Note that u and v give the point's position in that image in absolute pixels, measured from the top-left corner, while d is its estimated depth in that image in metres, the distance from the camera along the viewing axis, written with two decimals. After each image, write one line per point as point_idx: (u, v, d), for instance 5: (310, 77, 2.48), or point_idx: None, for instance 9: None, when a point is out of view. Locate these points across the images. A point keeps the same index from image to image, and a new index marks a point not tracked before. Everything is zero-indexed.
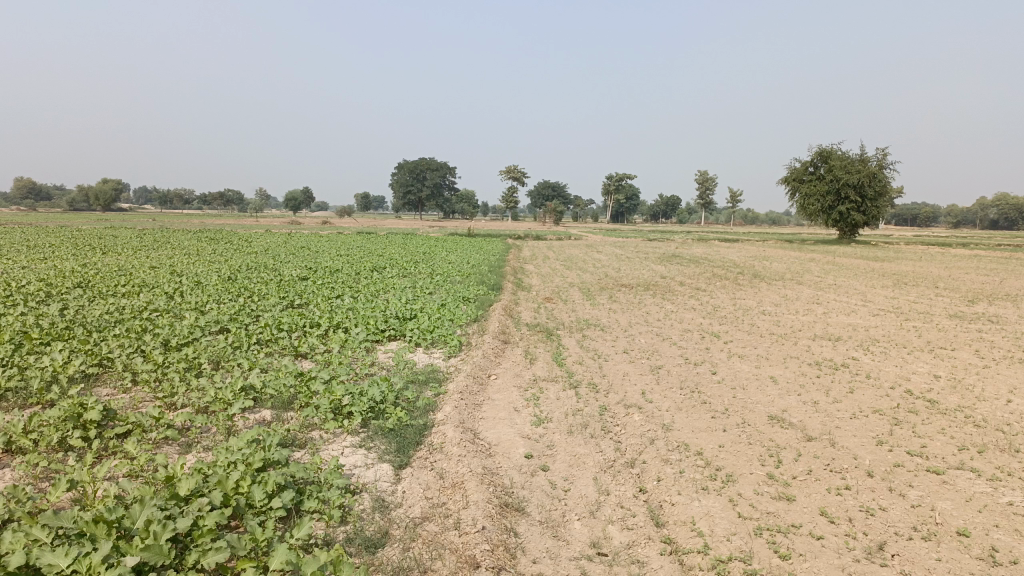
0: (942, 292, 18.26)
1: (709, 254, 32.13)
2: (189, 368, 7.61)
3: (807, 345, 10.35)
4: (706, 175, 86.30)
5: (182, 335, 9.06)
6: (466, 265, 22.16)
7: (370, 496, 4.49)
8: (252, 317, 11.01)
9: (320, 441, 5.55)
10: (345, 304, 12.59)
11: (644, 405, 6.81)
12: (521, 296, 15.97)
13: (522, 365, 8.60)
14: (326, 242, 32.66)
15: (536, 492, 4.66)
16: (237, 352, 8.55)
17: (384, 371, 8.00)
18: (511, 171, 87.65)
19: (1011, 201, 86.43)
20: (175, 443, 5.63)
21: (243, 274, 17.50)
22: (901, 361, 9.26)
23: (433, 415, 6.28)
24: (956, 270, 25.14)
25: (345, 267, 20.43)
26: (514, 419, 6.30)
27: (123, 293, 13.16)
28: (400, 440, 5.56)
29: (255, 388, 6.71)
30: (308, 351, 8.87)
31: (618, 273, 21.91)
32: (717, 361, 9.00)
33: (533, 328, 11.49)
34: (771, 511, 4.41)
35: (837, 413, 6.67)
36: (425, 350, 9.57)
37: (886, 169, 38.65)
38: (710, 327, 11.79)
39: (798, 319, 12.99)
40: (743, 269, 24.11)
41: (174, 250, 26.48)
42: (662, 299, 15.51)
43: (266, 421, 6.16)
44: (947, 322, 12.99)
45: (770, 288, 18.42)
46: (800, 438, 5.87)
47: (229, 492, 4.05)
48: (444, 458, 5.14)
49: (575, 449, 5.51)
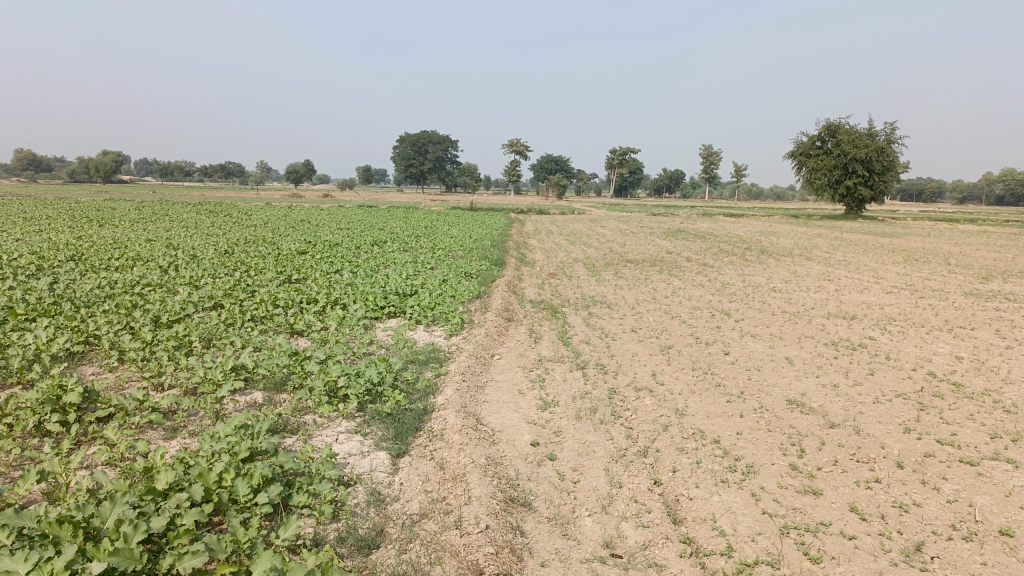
0: (955, 269, 17.87)
1: (716, 229, 31.66)
2: (179, 347, 7.28)
3: (821, 323, 10.00)
4: (711, 148, 85.23)
5: (173, 311, 8.73)
6: (469, 240, 21.77)
7: (364, 490, 4.16)
8: (248, 292, 10.65)
9: (313, 426, 5.22)
10: (344, 279, 12.23)
11: (654, 388, 6.47)
12: (525, 272, 15.61)
13: (527, 344, 8.26)
14: (327, 216, 32.19)
15: (543, 485, 4.33)
16: (230, 329, 8.22)
17: (383, 350, 7.65)
18: (513, 144, 86.73)
19: (1019, 176, 85.37)
20: (160, 428, 5.30)
21: (241, 248, 17.12)
22: (920, 342, 8.90)
23: (434, 398, 5.94)
24: (966, 247, 24.67)
25: (345, 241, 20.00)
26: (519, 403, 5.96)
27: (117, 267, 12.82)
28: (398, 426, 5.23)
29: (247, 368, 6.39)
30: (304, 328, 8.53)
31: (623, 248, 21.48)
32: (730, 340, 8.66)
33: (537, 305, 11.14)
34: (797, 508, 4.08)
35: (859, 397, 6.34)
36: (426, 328, 9.24)
37: (894, 144, 38.00)
38: (720, 304, 11.44)
39: (809, 296, 12.61)
40: (749, 244, 23.66)
41: (173, 222, 26.18)
42: (669, 276, 15.12)
43: (257, 405, 5.83)
44: (963, 300, 12.60)
45: (779, 264, 18.03)
46: (822, 425, 5.53)
47: (211, 486, 3.72)
48: (445, 446, 4.80)
49: (584, 436, 5.18)
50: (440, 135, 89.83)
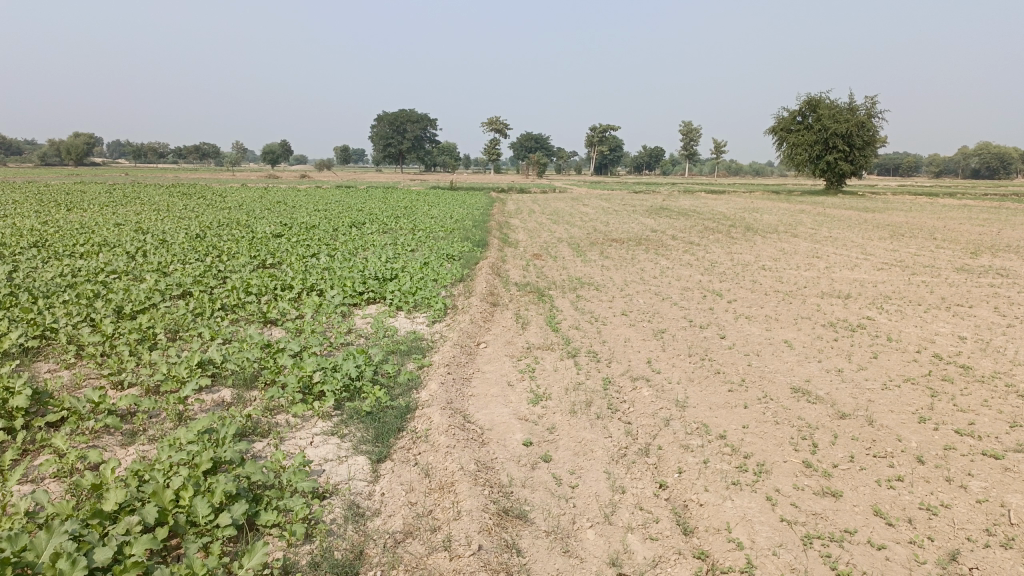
0: (942, 243, 17.66)
1: (698, 205, 31.32)
2: (143, 340, 6.79)
3: (816, 303, 9.68)
4: (690, 125, 84.91)
5: (138, 300, 8.22)
6: (450, 220, 21.28)
7: (340, 503, 3.75)
8: (219, 279, 10.13)
9: (286, 428, 4.80)
10: (320, 263, 11.72)
11: (651, 377, 6.09)
12: (508, 253, 15.17)
13: (514, 331, 7.86)
14: (303, 197, 31.51)
15: (539, 491, 3.94)
16: (199, 319, 7.73)
17: (362, 340, 7.21)
18: (492, 123, 85.85)
19: (994, 149, 85.70)
20: (117, 432, 4.85)
21: (214, 231, 16.52)
22: (920, 321, 8.59)
23: (417, 393, 5.51)
24: (948, 221, 24.53)
25: (322, 223, 19.43)
26: (508, 397, 5.56)
27: (82, 254, 12.22)
28: (378, 426, 4.81)
29: (215, 363, 5.94)
30: (279, 317, 8.07)
31: (607, 227, 21.03)
32: (725, 323, 8.30)
33: (522, 287, 10.73)
34: (817, 515, 3.74)
35: (867, 383, 6.01)
36: (407, 314, 8.79)
37: (875, 118, 37.78)
38: (711, 284, 11.08)
39: (800, 275, 12.27)
40: (733, 221, 23.34)
41: (143, 205, 25.34)
42: (656, 255, 14.72)
43: (225, 404, 5.37)
44: (956, 276, 12.33)
45: (765, 241, 17.73)
46: (831, 415, 5.18)
47: (166, 507, 3.30)
48: (431, 448, 4.39)
49: (579, 434, 4.80)
50: (418, 114, 88.63)
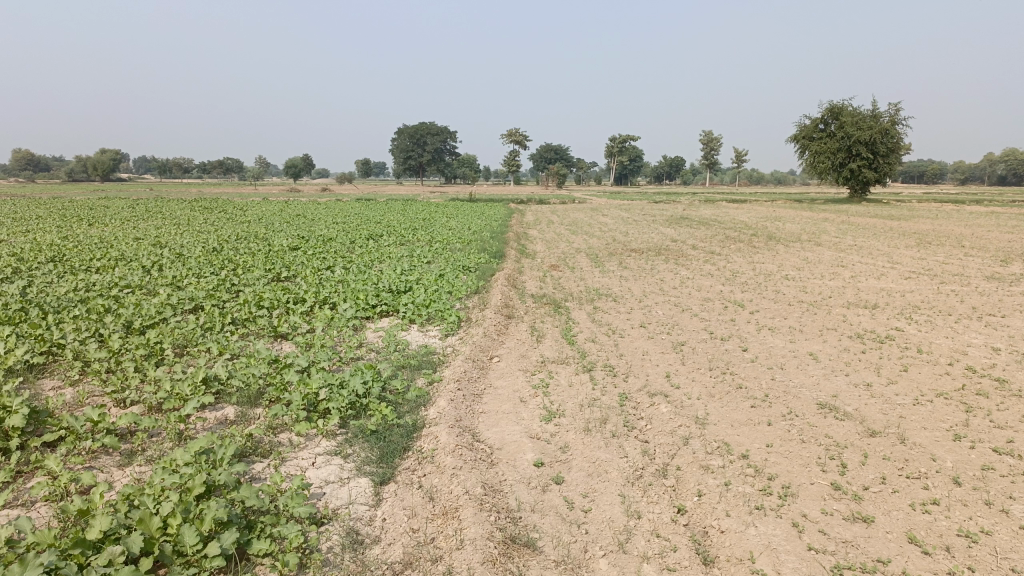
0: (972, 251, 17.19)
1: (719, 215, 30.98)
2: (150, 356, 6.67)
3: (842, 314, 9.37)
4: (712, 134, 84.24)
5: (148, 315, 8.13)
6: (468, 232, 21.16)
7: (338, 529, 3.55)
8: (231, 293, 10.03)
9: (288, 448, 4.62)
10: (335, 276, 11.59)
11: (670, 393, 5.85)
12: (525, 264, 14.97)
13: (528, 344, 7.64)
14: (323, 210, 31.60)
15: (549, 517, 3.72)
16: (208, 333, 7.61)
17: (372, 355, 7.04)
18: (511, 134, 85.92)
19: (1022, 155, 84.21)
20: (116, 452, 4.70)
21: (231, 244, 16.51)
22: (952, 332, 8.25)
23: (425, 411, 5.30)
24: (977, 228, 23.98)
25: (340, 235, 19.37)
26: (520, 414, 5.34)
27: (97, 268, 12.21)
28: (383, 446, 4.62)
29: (220, 379, 5.78)
30: (289, 331, 7.92)
31: (626, 238, 20.77)
32: (746, 335, 8.02)
33: (538, 299, 10.52)
34: (847, 543, 3.48)
35: (897, 398, 5.71)
36: (420, 328, 8.62)
37: (899, 125, 37.21)
38: (732, 295, 10.79)
39: (825, 284, 11.94)
40: (755, 230, 22.99)
41: (165, 219, 25.50)
42: (676, 265, 14.44)
43: (227, 422, 5.21)
44: (987, 285, 11.93)
45: (788, 250, 17.38)
46: (861, 433, 4.90)
47: (152, 536, 3.13)
48: (437, 470, 4.18)
49: (594, 453, 4.57)
50: (438, 127, 88.96)
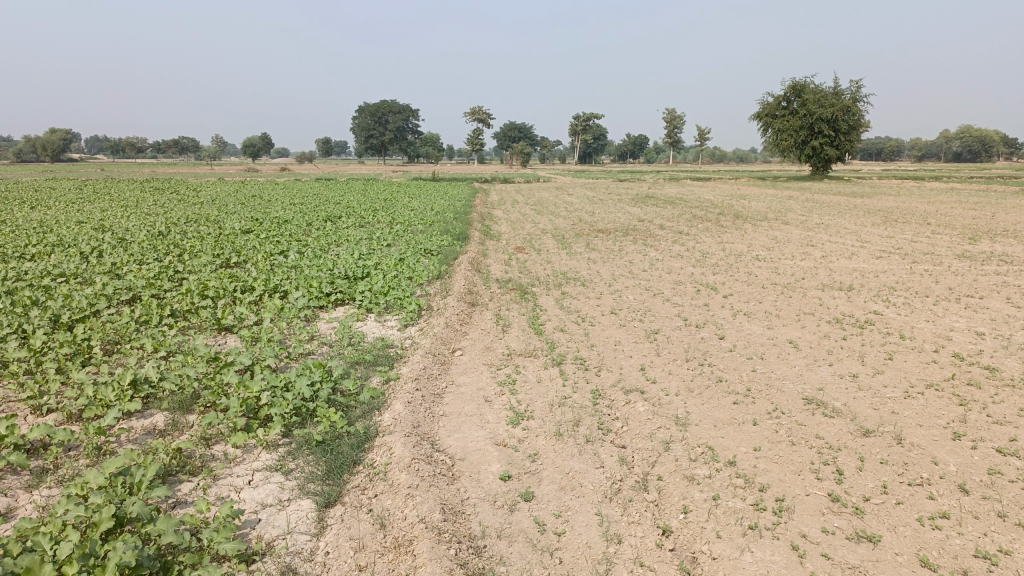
0: (938, 229, 17.10)
1: (684, 193, 30.78)
2: (75, 356, 6.01)
3: (818, 296, 9.04)
4: (675, 112, 84.00)
5: (79, 307, 7.45)
6: (431, 213, 20.54)
7: (273, 566, 3.05)
8: (174, 281, 9.34)
9: (221, 464, 4.08)
10: (288, 261, 10.92)
11: (646, 389, 5.41)
12: (490, 246, 14.45)
13: (493, 335, 7.16)
14: (281, 190, 30.71)
15: (518, 544, 3.26)
16: (144, 328, 6.97)
17: (323, 350, 6.49)
18: (475, 113, 84.85)
19: (977, 132, 85.58)
20: (24, 472, 4.11)
21: (179, 228, 15.69)
22: (931, 316, 7.95)
23: (379, 415, 4.79)
24: (939, 205, 23.98)
25: (297, 217, 18.64)
26: (485, 417, 4.86)
27: (32, 256, 11.40)
28: (330, 459, 4.10)
29: (151, 382, 5.20)
30: (235, 323, 7.32)
31: (592, 218, 20.31)
32: (722, 321, 7.64)
33: (503, 284, 10.02)
34: (855, 569, 3.08)
35: (886, 391, 5.36)
36: (377, 317, 8.08)
37: (860, 102, 37.25)
38: (704, 277, 10.42)
39: (796, 265, 11.63)
40: (722, 209, 22.73)
41: (112, 201, 24.33)
42: (645, 247, 14.04)
43: (157, 432, 4.63)
44: (959, 263, 11.71)
45: (756, 229, 17.10)
46: (853, 433, 4.53)
47: None
48: (389, 489, 3.69)
49: (567, 463, 4.12)
50: (399, 105, 87.35)
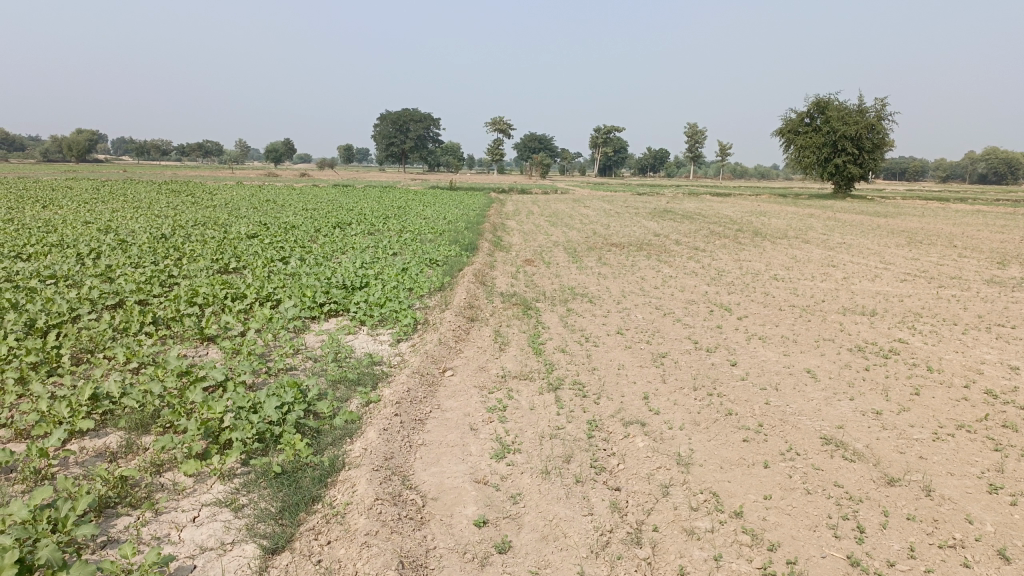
0: (964, 252, 16.48)
1: (702, 209, 30.19)
2: (41, 366, 5.62)
3: (838, 321, 8.53)
4: (696, 126, 83.34)
5: (57, 312, 7.08)
6: (442, 222, 20.19)
7: None
8: (165, 287, 8.99)
9: (167, 495, 3.68)
10: (286, 268, 10.57)
11: (648, 421, 4.94)
12: (499, 258, 14.04)
13: (489, 354, 6.73)
14: (296, 196, 30.46)
15: None
16: (121, 336, 6.59)
17: (306, 366, 6.08)
18: (495, 122, 84.84)
19: (1003, 154, 84.23)
20: None
21: (185, 231, 15.40)
22: (961, 346, 7.41)
23: (351, 443, 4.37)
24: (966, 227, 23.30)
25: (306, 223, 18.33)
26: (467, 448, 4.43)
27: (27, 256, 11.10)
28: (289, 494, 3.69)
29: (112, 397, 4.79)
30: (219, 333, 6.93)
31: (607, 230, 19.89)
32: (735, 345, 7.17)
33: (506, 299, 9.59)
34: None
35: (912, 432, 4.86)
36: (370, 330, 7.67)
37: (885, 120, 36.51)
38: (718, 297, 9.93)
39: (816, 286, 11.10)
40: (741, 225, 22.21)
41: (125, 203, 24.11)
42: (658, 263, 13.55)
43: (106, 456, 4.23)
44: (988, 289, 11.13)
45: (776, 248, 16.56)
46: (876, 481, 4.04)
47: None
48: (346, 536, 3.26)
49: (552, 506, 3.68)
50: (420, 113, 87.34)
